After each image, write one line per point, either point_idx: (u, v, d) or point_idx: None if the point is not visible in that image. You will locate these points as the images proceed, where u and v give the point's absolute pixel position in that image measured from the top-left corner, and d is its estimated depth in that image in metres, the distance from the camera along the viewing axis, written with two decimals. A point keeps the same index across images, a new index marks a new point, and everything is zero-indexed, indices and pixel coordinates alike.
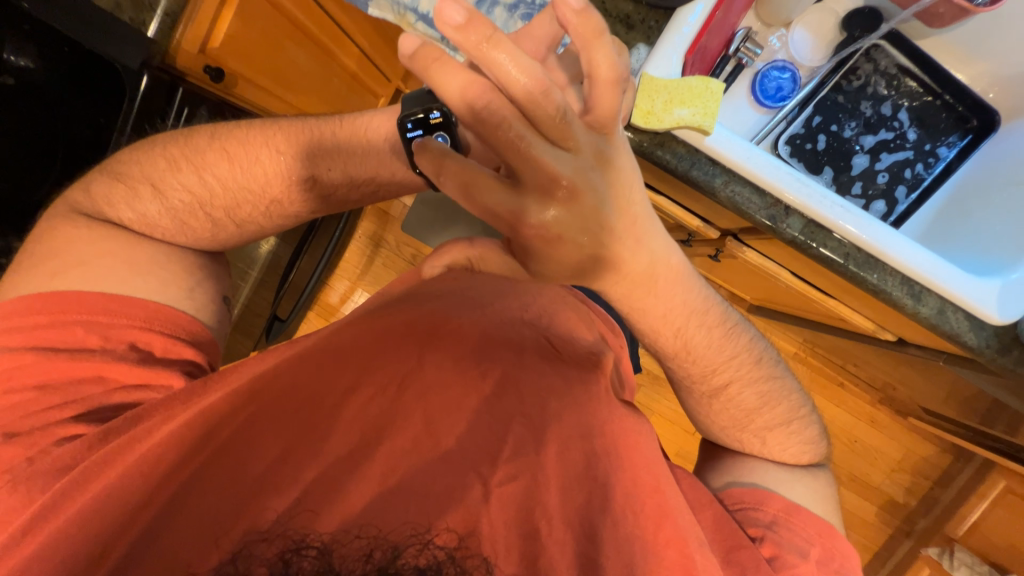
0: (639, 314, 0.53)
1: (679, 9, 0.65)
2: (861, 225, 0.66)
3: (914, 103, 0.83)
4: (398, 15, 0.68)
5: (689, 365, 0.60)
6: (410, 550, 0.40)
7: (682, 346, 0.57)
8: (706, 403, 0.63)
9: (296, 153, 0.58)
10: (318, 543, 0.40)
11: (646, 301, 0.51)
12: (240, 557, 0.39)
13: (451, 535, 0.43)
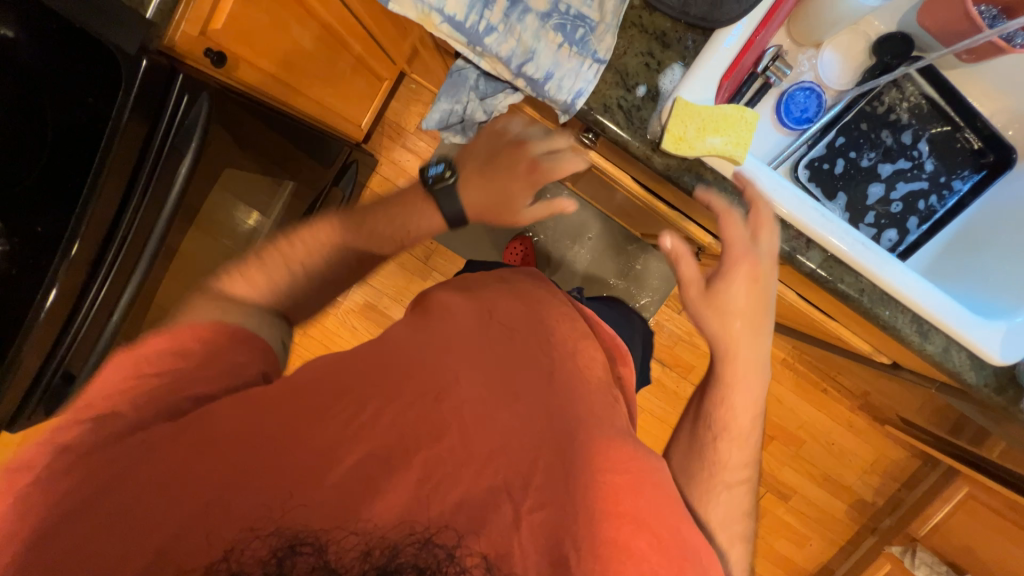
0: (725, 379, 0.70)
1: (716, 33, 0.63)
2: (879, 261, 0.66)
3: (934, 135, 0.83)
4: (422, 16, 0.63)
5: (731, 448, 0.71)
6: (409, 548, 0.43)
7: (737, 425, 0.71)
8: (715, 483, 0.70)
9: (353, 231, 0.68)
10: (312, 539, 0.42)
11: (737, 371, 0.69)
12: (232, 555, 0.41)
13: (450, 533, 0.45)
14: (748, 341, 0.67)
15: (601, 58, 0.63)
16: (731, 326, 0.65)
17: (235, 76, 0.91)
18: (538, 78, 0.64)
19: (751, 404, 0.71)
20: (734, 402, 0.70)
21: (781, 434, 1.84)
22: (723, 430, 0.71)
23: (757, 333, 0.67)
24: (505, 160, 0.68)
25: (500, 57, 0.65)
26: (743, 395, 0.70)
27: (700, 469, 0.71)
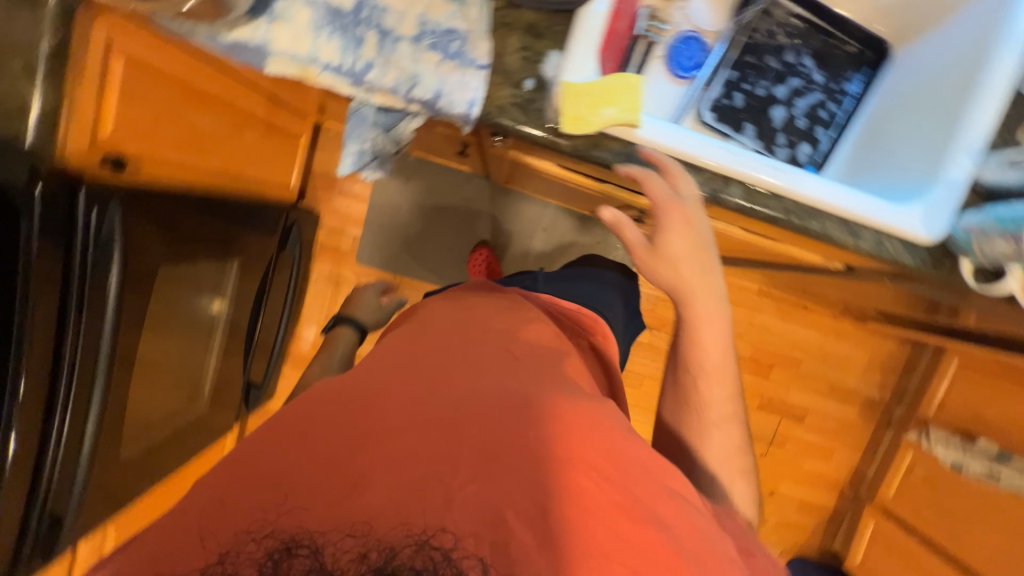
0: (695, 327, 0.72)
1: (579, 12, 0.66)
2: (791, 178, 0.70)
3: (815, 48, 0.87)
4: (301, 69, 0.65)
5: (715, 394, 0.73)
6: (405, 550, 0.40)
7: (713, 368, 0.73)
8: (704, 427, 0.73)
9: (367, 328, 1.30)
10: (308, 540, 0.40)
11: (697, 319, 0.71)
12: (228, 560, 0.39)
13: (461, 538, 0.41)
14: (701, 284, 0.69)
15: (482, 63, 0.65)
16: (681, 274, 0.68)
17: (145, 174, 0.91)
18: (428, 98, 0.66)
19: (722, 346, 0.73)
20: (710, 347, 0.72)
21: (780, 359, 1.90)
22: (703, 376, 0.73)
23: (706, 275, 0.69)
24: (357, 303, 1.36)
25: (387, 89, 0.66)
26: (710, 336, 0.72)
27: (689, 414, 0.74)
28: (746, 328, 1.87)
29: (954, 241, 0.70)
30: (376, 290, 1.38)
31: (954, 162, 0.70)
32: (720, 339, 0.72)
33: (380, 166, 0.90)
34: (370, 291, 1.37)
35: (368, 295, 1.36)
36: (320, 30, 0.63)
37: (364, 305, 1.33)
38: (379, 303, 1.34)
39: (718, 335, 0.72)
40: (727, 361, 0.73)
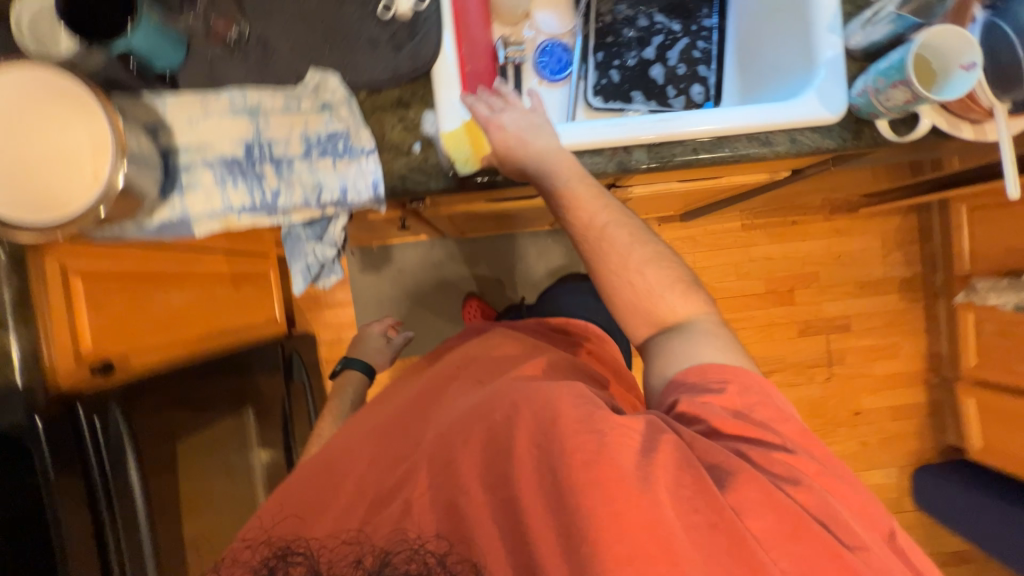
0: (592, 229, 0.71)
1: (433, 69, 0.71)
2: (680, 121, 0.73)
3: (661, 4, 0.92)
4: (222, 221, 0.71)
5: (639, 272, 0.70)
6: (398, 556, 0.58)
7: (620, 251, 0.71)
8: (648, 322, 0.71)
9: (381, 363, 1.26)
10: (303, 550, 0.63)
11: (583, 211, 0.70)
12: (231, 562, 0.65)
13: (440, 542, 0.58)
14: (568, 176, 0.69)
15: (370, 148, 0.70)
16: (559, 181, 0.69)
17: (139, 367, 0.97)
18: (338, 197, 0.71)
19: (620, 221, 0.72)
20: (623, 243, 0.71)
21: (798, 280, 1.85)
22: (620, 267, 0.71)
23: (564, 164, 0.69)
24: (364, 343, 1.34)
25: (300, 206, 0.72)
26: (614, 236, 0.71)
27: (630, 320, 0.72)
28: (750, 265, 1.83)
29: (859, 109, 0.71)
30: (383, 334, 1.36)
31: (822, 44, 0.72)
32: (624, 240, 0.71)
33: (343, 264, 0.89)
34: (379, 336, 1.35)
35: (376, 341, 1.35)
36: (225, 182, 0.70)
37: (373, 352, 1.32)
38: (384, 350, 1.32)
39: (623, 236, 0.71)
40: (643, 259, 0.71)
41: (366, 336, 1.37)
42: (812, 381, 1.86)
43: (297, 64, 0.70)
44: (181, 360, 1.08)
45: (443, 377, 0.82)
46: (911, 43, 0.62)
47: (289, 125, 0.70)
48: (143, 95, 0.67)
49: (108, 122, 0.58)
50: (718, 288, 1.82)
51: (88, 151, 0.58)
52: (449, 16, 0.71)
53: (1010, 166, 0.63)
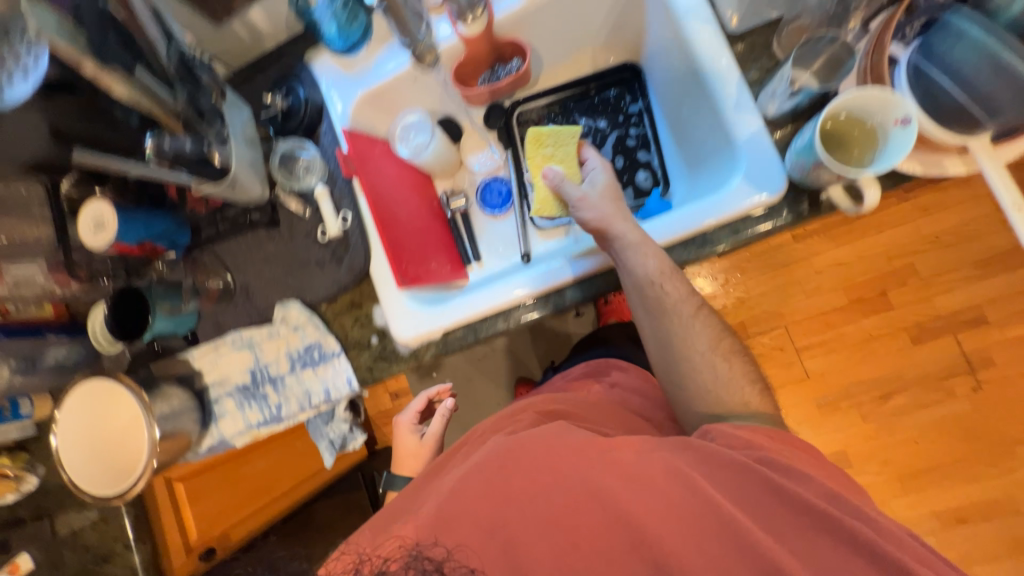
0: (670, 311, 0.66)
1: (371, 272, 0.79)
2: (609, 252, 0.72)
3: (582, 109, 0.92)
4: (250, 436, 0.86)
5: (715, 361, 0.64)
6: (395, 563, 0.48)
7: (701, 340, 0.65)
8: (714, 409, 0.63)
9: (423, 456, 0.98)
10: None
11: (668, 287, 0.66)
12: None
13: (440, 548, 0.48)
14: (657, 258, 0.66)
15: (338, 351, 0.80)
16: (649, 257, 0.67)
17: (235, 541, 1.14)
18: (325, 398, 0.81)
19: (700, 313, 0.67)
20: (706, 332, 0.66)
21: (890, 280, 1.52)
22: (699, 352, 0.65)
23: (652, 250, 0.67)
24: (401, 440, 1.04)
25: (298, 412, 0.83)
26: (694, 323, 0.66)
27: (690, 402, 0.65)
28: (819, 277, 1.56)
29: (799, 181, 0.62)
30: (410, 430, 1.02)
31: (736, 126, 0.66)
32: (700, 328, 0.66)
33: (361, 419, 0.99)
34: (409, 433, 1.03)
35: (409, 440, 1.03)
36: (244, 406, 0.85)
37: (411, 453, 1.02)
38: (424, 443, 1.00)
39: (698, 325, 0.66)
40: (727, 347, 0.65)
41: (399, 434, 1.04)
42: (952, 396, 1.48)
43: (270, 297, 0.83)
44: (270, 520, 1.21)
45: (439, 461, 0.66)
46: (816, 121, 0.55)
47: (275, 351, 0.83)
48: (179, 353, 0.86)
49: (137, 399, 0.75)
50: (788, 312, 1.57)
51: (132, 428, 0.76)
52: (371, 220, 0.79)
53: (1015, 215, 0.48)
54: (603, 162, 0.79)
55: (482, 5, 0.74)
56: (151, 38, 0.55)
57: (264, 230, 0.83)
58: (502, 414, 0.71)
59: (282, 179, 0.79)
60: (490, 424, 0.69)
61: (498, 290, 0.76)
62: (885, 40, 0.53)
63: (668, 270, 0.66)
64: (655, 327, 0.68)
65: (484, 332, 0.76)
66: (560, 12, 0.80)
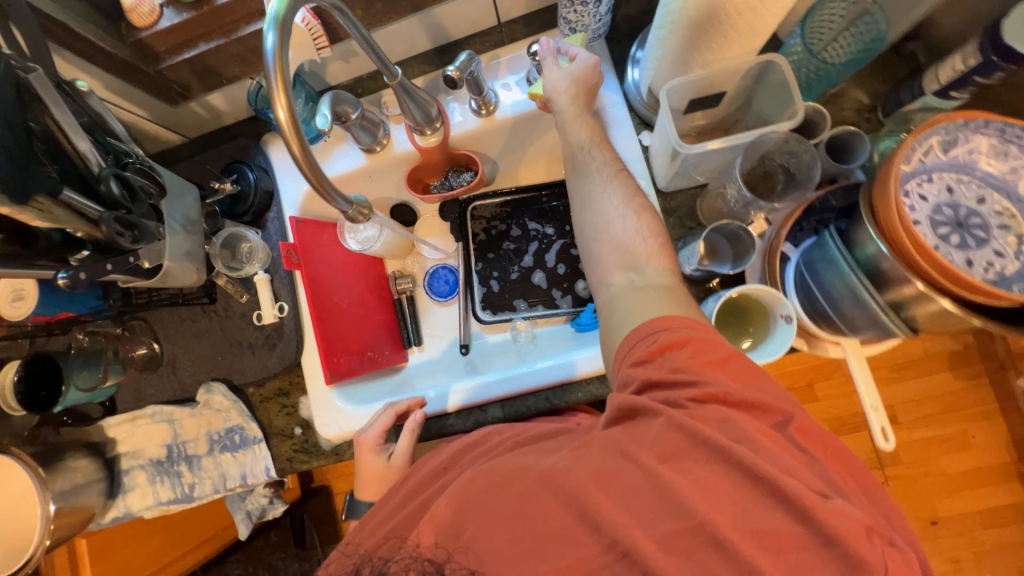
0: (596, 173, 0.67)
1: (303, 364, 0.79)
2: (529, 377, 0.74)
3: (532, 214, 0.96)
4: (158, 510, 0.84)
5: (626, 215, 0.64)
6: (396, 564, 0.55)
7: (610, 219, 0.65)
8: (628, 272, 0.63)
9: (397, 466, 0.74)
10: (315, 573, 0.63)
11: (582, 157, 0.67)
12: None
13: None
14: (589, 128, 0.68)
15: (259, 438, 0.80)
16: (579, 129, 0.68)
17: None
18: (241, 482, 0.81)
19: (622, 176, 0.67)
20: (633, 208, 0.64)
21: (816, 374, 1.60)
22: (614, 207, 0.65)
23: (587, 124, 0.68)
24: (364, 459, 0.74)
25: (211, 493, 0.82)
26: (619, 197, 0.65)
27: (603, 256, 0.65)
28: None
29: None
30: (376, 451, 0.73)
31: None
32: (617, 205, 0.65)
33: (284, 489, 0.97)
34: (375, 455, 0.73)
35: (374, 464, 0.73)
36: (155, 479, 0.83)
37: (376, 479, 0.73)
38: (396, 469, 0.73)
39: (625, 198, 0.65)
40: (654, 243, 0.64)
41: (362, 449, 0.74)
42: None
43: (197, 372, 0.83)
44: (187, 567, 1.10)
45: (434, 471, 0.67)
46: (720, 297, 0.61)
47: (196, 428, 0.82)
48: (94, 421, 0.83)
49: (31, 473, 0.73)
50: None
51: (29, 499, 0.74)
52: (309, 315, 0.80)
53: (873, 415, 0.56)
54: (592, 58, 0.68)
55: (440, 120, 0.77)
56: (82, 150, 0.53)
57: (199, 306, 0.83)
58: (463, 444, 0.69)
59: (222, 267, 0.78)
60: (458, 448, 0.68)
61: (422, 398, 0.77)
62: (783, 233, 0.60)
63: (589, 145, 0.68)
64: (579, 192, 0.68)
65: None
66: (515, 132, 0.83)
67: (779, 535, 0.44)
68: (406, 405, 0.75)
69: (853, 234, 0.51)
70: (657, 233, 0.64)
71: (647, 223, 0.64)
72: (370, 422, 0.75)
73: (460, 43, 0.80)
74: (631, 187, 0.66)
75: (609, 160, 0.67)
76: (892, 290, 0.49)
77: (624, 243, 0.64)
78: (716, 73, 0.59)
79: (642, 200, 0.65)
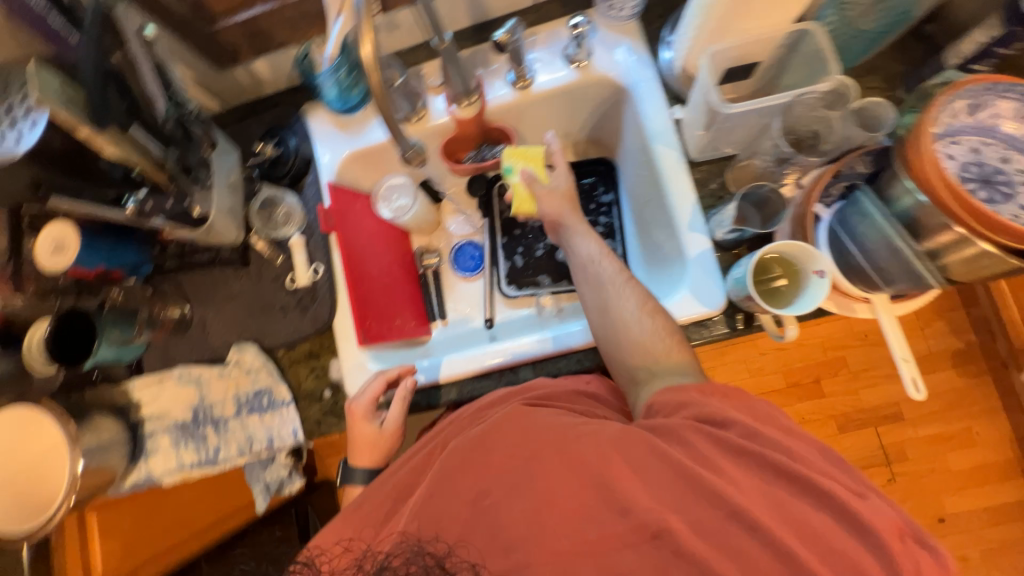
0: (607, 282, 0.69)
1: (336, 326, 0.80)
2: (559, 341, 0.76)
3: None
4: (178, 475, 0.81)
5: (643, 318, 0.65)
6: (398, 558, 0.52)
7: (631, 326, 0.65)
8: (649, 366, 0.63)
9: (390, 432, 0.73)
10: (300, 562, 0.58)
11: (590, 269, 0.71)
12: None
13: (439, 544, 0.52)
14: (595, 242, 0.73)
15: (289, 400, 0.80)
16: (583, 246, 0.73)
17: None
18: (266, 446, 0.80)
19: (633, 282, 0.69)
20: (647, 316, 0.65)
21: (823, 369, 1.59)
22: (629, 308, 0.66)
23: (590, 236, 0.74)
24: (354, 426, 0.74)
25: (237, 457, 0.80)
26: (629, 307, 0.66)
27: (626, 358, 0.64)
28: (763, 359, 1.59)
29: (735, 301, 0.69)
30: (368, 418, 0.73)
31: (689, 243, 0.72)
32: (634, 318, 0.65)
33: (301, 463, 0.97)
34: (367, 422, 0.73)
35: (365, 432, 0.73)
36: (179, 443, 0.81)
37: (370, 445, 0.73)
38: (389, 436, 0.73)
39: (641, 309, 0.66)
40: (671, 348, 0.63)
41: (353, 416, 0.74)
42: None
43: (228, 335, 0.83)
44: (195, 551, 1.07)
45: (440, 427, 0.67)
46: (752, 256, 0.63)
47: (224, 388, 0.81)
48: (120, 381, 0.84)
49: (62, 428, 0.71)
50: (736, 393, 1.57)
51: (54, 451, 0.71)
52: (342, 277, 0.81)
53: (903, 365, 0.58)
54: (567, 186, 0.79)
55: (477, 92, 0.80)
56: (149, 91, 0.56)
57: (232, 269, 0.84)
58: (489, 401, 0.67)
59: (260, 227, 0.81)
60: (472, 411, 0.67)
61: (455, 358, 0.79)
62: (812, 197, 0.62)
63: (585, 263, 0.72)
64: (595, 302, 0.69)
65: (438, 398, 0.79)
66: (548, 107, 0.86)
67: (817, 527, 0.45)
68: (397, 373, 0.76)
69: (889, 189, 0.54)
70: (674, 333, 0.65)
71: (664, 322, 0.66)
72: (361, 389, 0.76)
73: (500, 20, 0.84)
74: (646, 297, 0.67)
75: (619, 270, 0.70)
76: (929, 238, 0.51)
77: (641, 344, 0.64)
78: (746, 43, 0.64)
79: (656, 306, 0.67)
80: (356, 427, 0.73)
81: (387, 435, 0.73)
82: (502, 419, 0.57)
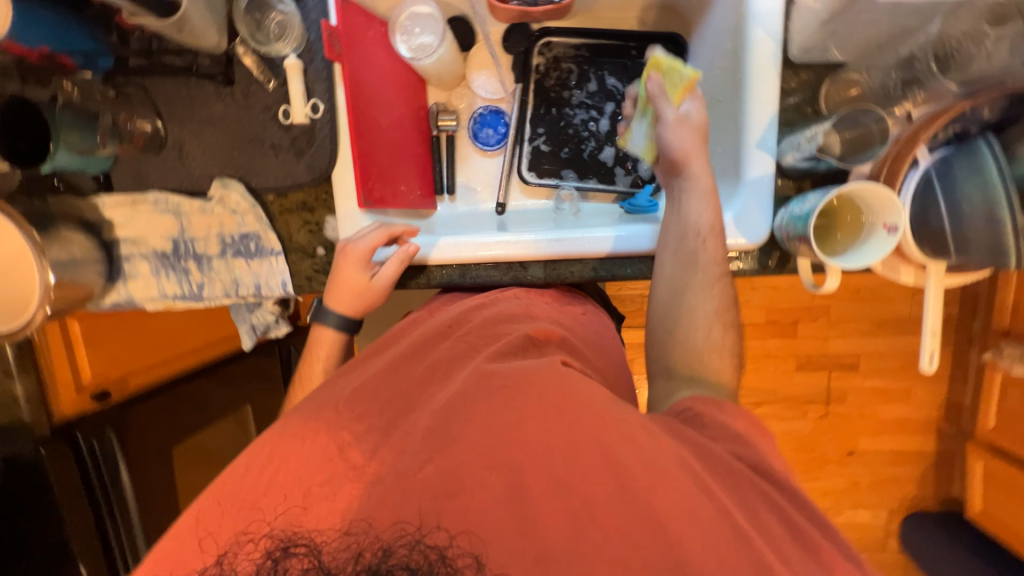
0: (699, 268, 0.58)
1: (338, 177, 0.71)
2: (577, 242, 0.70)
3: (613, 69, 0.84)
4: (162, 302, 0.78)
5: (713, 326, 0.56)
6: (399, 550, 0.39)
7: (699, 327, 0.56)
8: (693, 372, 0.54)
9: (380, 286, 0.70)
10: (306, 540, 0.41)
11: (690, 240, 0.58)
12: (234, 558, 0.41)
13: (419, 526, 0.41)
14: (710, 211, 0.59)
15: (278, 250, 0.74)
16: (694, 209, 0.59)
17: (94, 376, 0.91)
18: (254, 292, 0.77)
19: (722, 281, 0.58)
20: (722, 327, 0.56)
21: (804, 314, 1.54)
22: (702, 312, 0.56)
23: (707, 200, 0.59)
24: (338, 271, 0.69)
25: (223, 299, 0.77)
26: (710, 310, 0.56)
27: (669, 346, 0.57)
28: (751, 294, 1.54)
29: (779, 236, 0.62)
30: (361, 266, 0.69)
31: (750, 163, 0.63)
32: (706, 322, 0.56)
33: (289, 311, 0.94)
34: (359, 268, 0.69)
35: (354, 278, 0.69)
36: (160, 272, 0.77)
37: (353, 293, 0.70)
38: (376, 291, 0.69)
39: (718, 316, 0.56)
40: (731, 357, 0.55)
41: (342, 261, 0.69)
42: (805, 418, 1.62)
43: (208, 165, 0.73)
44: (179, 374, 1.08)
45: (435, 330, 0.62)
46: (821, 194, 0.56)
47: (207, 225, 0.74)
48: (87, 195, 0.74)
49: (24, 235, 0.64)
50: None
51: (20, 258, 0.66)
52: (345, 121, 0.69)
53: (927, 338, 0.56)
54: (680, 118, 0.61)
55: None
56: None
57: (212, 85, 0.70)
58: (492, 315, 0.62)
59: (246, 34, 0.66)
60: (477, 321, 0.62)
61: (454, 236, 0.73)
62: (918, 138, 0.51)
63: (686, 229, 0.59)
64: (672, 279, 0.59)
65: (439, 279, 0.74)
66: None
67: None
68: (403, 230, 0.71)
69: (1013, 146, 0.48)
70: (740, 356, 0.56)
71: (734, 334, 0.56)
72: (359, 235, 0.70)
73: None
74: (729, 299, 0.57)
75: (717, 257, 0.58)
76: None
77: (703, 347, 0.55)
78: None
79: (734, 318, 0.57)
80: (341, 272, 0.69)
81: (375, 287, 0.69)
82: (512, 365, 0.49)
